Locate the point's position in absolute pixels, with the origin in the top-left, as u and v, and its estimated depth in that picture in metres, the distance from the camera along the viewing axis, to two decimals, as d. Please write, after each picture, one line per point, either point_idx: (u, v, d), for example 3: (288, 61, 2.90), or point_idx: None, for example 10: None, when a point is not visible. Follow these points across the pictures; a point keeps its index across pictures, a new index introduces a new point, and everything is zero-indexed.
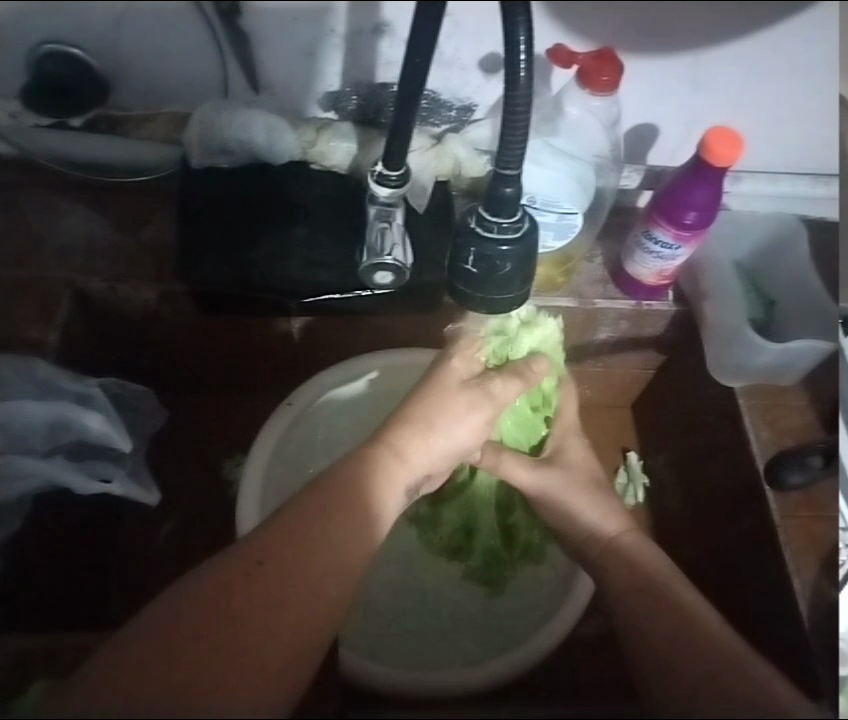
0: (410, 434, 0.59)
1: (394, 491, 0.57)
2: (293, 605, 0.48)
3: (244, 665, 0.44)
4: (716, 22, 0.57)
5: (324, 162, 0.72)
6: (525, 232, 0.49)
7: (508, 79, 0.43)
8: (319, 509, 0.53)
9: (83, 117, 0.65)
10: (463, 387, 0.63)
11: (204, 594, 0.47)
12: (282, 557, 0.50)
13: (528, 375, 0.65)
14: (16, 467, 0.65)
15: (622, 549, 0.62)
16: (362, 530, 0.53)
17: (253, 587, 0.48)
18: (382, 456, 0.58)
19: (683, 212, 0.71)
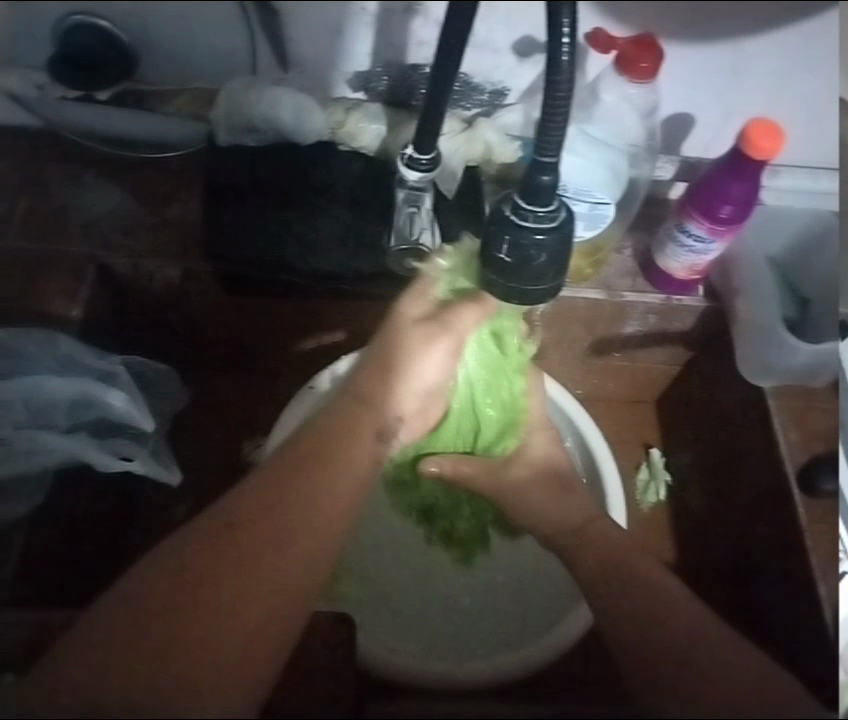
0: (377, 381, 0.59)
1: (368, 437, 0.55)
2: (274, 556, 0.47)
3: (212, 641, 0.43)
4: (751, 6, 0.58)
5: (352, 142, 0.69)
6: (562, 222, 0.47)
7: (549, 63, 0.42)
8: (279, 475, 0.51)
9: (110, 91, 0.65)
10: (421, 323, 0.61)
11: (167, 568, 0.45)
12: (252, 516, 0.48)
13: (488, 303, 0.61)
14: (41, 443, 0.62)
15: (591, 536, 0.60)
16: (342, 475, 0.52)
17: (225, 549, 0.46)
18: (346, 408, 0.56)
19: (718, 204, 0.69)
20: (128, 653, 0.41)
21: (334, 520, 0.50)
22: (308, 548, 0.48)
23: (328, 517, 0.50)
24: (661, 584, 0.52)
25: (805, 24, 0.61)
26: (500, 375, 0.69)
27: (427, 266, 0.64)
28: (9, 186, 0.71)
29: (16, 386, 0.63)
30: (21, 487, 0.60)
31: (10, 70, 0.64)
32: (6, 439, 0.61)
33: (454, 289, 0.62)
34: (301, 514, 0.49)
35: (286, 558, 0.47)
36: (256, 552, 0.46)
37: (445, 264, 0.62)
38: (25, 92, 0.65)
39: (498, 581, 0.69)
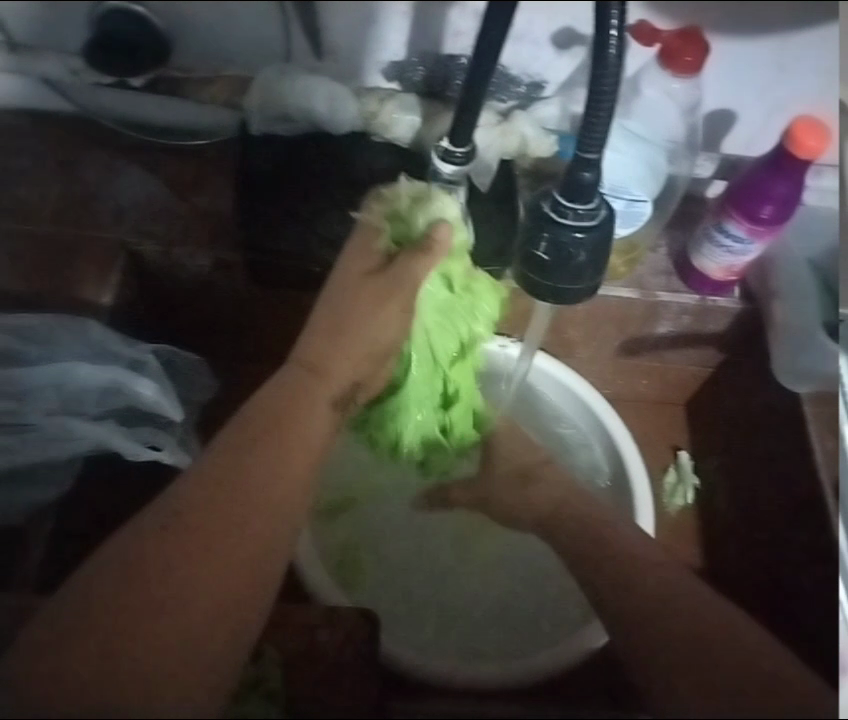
0: (324, 344, 0.63)
1: (319, 404, 0.60)
2: (227, 529, 0.50)
3: (167, 616, 0.44)
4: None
5: (385, 133, 0.68)
6: (603, 220, 0.47)
7: (596, 57, 0.41)
8: (234, 446, 0.55)
9: (143, 78, 0.63)
10: (367, 283, 0.63)
11: (122, 557, 0.47)
12: (203, 498, 0.51)
13: (434, 252, 0.61)
14: (66, 429, 0.61)
15: (556, 518, 0.64)
16: (295, 447, 0.56)
17: (180, 529, 0.49)
18: (301, 376, 0.61)
19: (759, 204, 0.68)
20: (99, 646, 0.42)
21: (285, 489, 0.54)
22: (260, 512, 0.52)
23: (284, 480, 0.54)
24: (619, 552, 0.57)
25: None
26: (456, 316, 0.66)
27: (372, 215, 0.65)
28: (39, 172, 0.70)
29: (49, 373, 0.65)
30: (49, 473, 0.58)
31: (48, 55, 0.63)
32: (36, 425, 0.62)
33: (400, 240, 0.63)
34: (252, 488, 0.52)
35: (241, 526, 0.50)
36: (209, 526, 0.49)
37: (387, 209, 0.64)
38: (60, 78, 0.64)
39: (491, 568, 0.63)
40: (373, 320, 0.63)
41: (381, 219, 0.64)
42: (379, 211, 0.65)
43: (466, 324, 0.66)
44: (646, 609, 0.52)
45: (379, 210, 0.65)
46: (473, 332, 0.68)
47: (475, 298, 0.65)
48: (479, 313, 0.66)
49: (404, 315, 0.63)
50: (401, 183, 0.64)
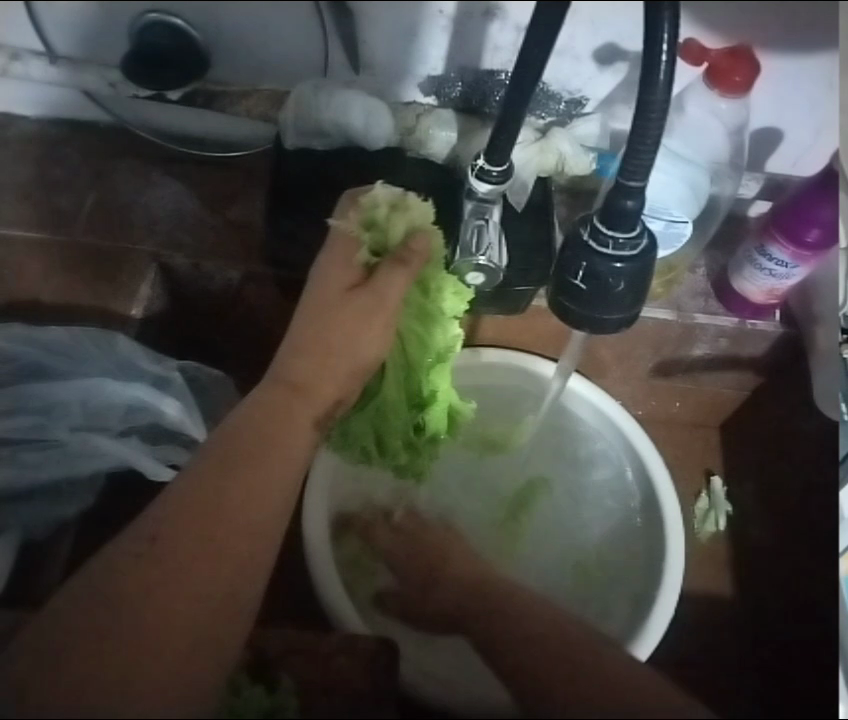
0: (305, 361, 0.57)
1: (303, 425, 0.56)
2: (203, 559, 0.47)
3: (148, 642, 0.43)
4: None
5: (421, 150, 0.69)
6: (644, 250, 0.45)
7: (644, 81, 0.40)
8: (212, 474, 0.50)
9: (181, 91, 0.62)
10: (348, 295, 0.58)
11: (104, 580, 0.45)
12: (179, 522, 0.48)
13: (412, 263, 0.59)
14: (92, 446, 0.62)
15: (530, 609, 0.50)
16: (278, 467, 0.53)
17: (154, 558, 0.46)
18: (281, 396, 0.56)
19: (806, 228, 0.66)
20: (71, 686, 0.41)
21: (264, 511, 0.50)
22: (239, 534, 0.49)
23: (262, 510, 0.50)
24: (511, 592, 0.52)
25: None
26: (432, 323, 0.63)
27: (339, 221, 0.59)
28: (74, 181, 0.71)
29: (77, 389, 0.64)
30: (73, 489, 0.60)
31: (87, 65, 0.61)
32: (61, 441, 0.62)
33: (377, 250, 0.59)
34: (228, 510, 0.49)
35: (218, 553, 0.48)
36: (184, 557, 0.46)
37: (361, 214, 0.59)
38: (98, 88, 0.63)
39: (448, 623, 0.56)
40: (357, 336, 0.58)
41: (358, 229, 0.59)
42: (355, 219, 0.59)
43: (440, 330, 0.64)
44: (543, 670, 0.47)
45: (357, 217, 0.59)
46: (448, 335, 0.66)
47: (444, 302, 0.63)
48: (449, 315, 0.64)
49: (391, 326, 0.59)
50: (377, 188, 0.59)
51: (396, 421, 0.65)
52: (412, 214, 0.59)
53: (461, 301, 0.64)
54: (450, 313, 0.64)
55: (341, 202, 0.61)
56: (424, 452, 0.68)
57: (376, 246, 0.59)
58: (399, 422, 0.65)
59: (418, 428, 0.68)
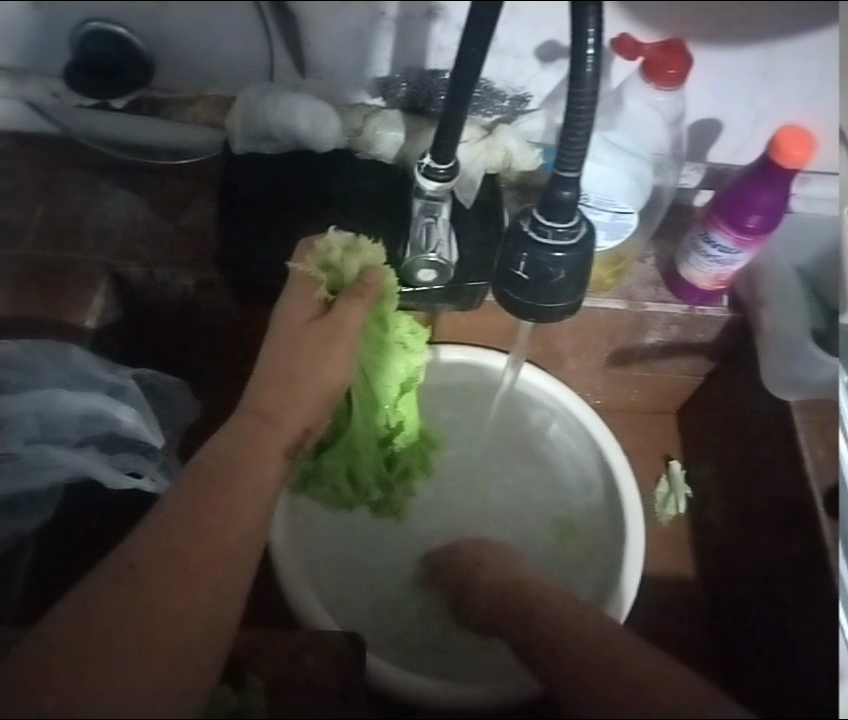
0: (273, 390, 0.57)
1: (271, 457, 0.54)
2: (183, 575, 0.45)
3: (134, 653, 0.42)
4: (788, 13, 0.56)
5: (369, 151, 0.70)
6: (582, 239, 0.46)
7: (572, 77, 0.40)
8: (186, 504, 0.49)
9: (126, 100, 0.65)
10: (310, 327, 0.59)
11: (80, 604, 0.43)
12: (158, 546, 0.46)
13: (368, 295, 0.61)
14: (49, 457, 0.60)
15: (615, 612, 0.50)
16: (245, 498, 0.51)
17: (134, 581, 0.44)
18: (249, 424, 0.55)
19: (745, 214, 0.67)
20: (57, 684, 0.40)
21: (242, 536, 0.49)
22: (216, 557, 0.47)
23: (238, 537, 0.49)
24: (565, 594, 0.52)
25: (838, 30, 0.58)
26: (391, 354, 0.66)
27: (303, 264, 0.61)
28: (22, 193, 0.70)
29: (26, 402, 0.61)
30: (31, 501, 0.60)
31: (27, 78, 0.63)
32: (14, 454, 0.59)
33: (335, 288, 0.62)
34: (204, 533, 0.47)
35: (200, 574, 0.46)
36: (162, 583, 0.44)
37: (315, 260, 0.61)
38: (41, 100, 0.65)
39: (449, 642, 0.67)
40: (320, 365, 0.58)
41: (317, 271, 0.61)
42: (312, 262, 0.61)
43: (400, 361, 0.68)
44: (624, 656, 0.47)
45: (313, 260, 0.61)
46: (411, 366, 0.70)
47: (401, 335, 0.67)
48: (409, 350, 0.69)
49: (354, 353, 0.60)
50: (330, 232, 0.62)
51: (366, 457, 0.68)
52: (365, 255, 0.62)
53: (419, 339, 0.69)
54: (410, 348, 0.69)
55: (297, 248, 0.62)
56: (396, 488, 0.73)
57: (335, 288, 0.62)
58: (369, 458, 0.69)
59: (389, 463, 0.74)
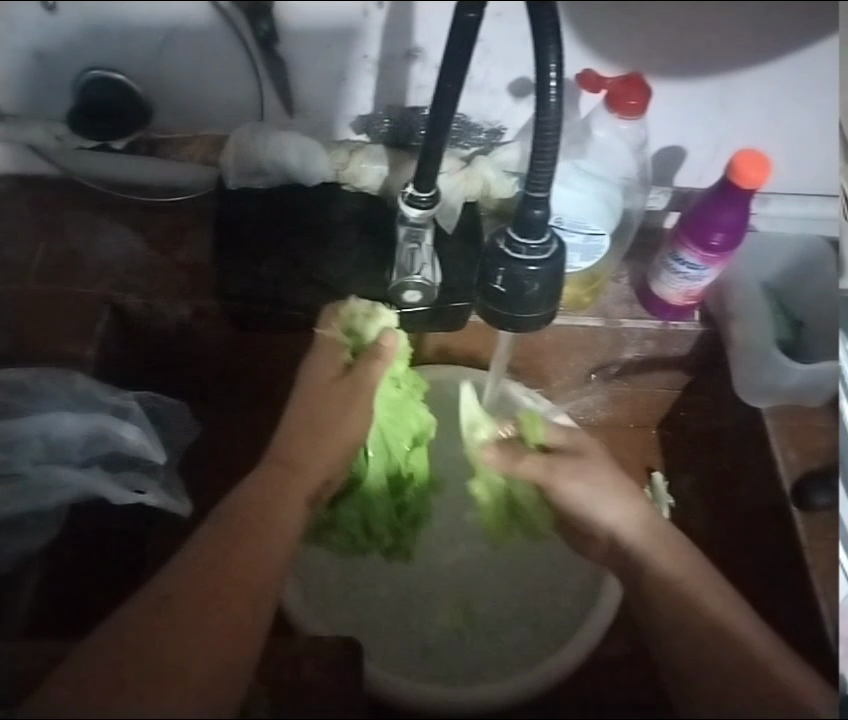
0: (302, 440, 0.66)
1: (295, 501, 0.63)
2: (216, 600, 0.53)
3: (156, 682, 0.48)
4: (745, 44, 0.60)
5: (356, 183, 0.75)
6: (554, 255, 0.51)
7: (539, 106, 0.45)
8: (225, 533, 0.58)
9: (126, 140, 0.67)
10: (331, 386, 0.69)
11: (122, 629, 0.51)
12: (200, 568, 0.55)
13: (385, 355, 0.69)
14: (57, 476, 0.67)
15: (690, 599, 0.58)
16: (274, 536, 0.59)
17: (174, 605, 0.52)
18: (278, 470, 0.64)
19: (707, 233, 0.73)
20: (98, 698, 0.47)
21: (267, 571, 0.57)
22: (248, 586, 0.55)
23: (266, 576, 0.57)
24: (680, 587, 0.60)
25: (791, 56, 0.60)
26: (403, 406, 0.74)
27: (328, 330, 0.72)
28: None
29: (34, 424, 0.70)
30: (39, 520, 0.63)
31: (35, 122, 0.66)
32: (24, 474, 0.68)
33: (357, 351, 0.71)
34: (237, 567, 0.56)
35: (228, 605, 0.53)
36: (190, 617, 0.52)
37: (343, 325, 0.71)
38: (45, 143, 0.67)
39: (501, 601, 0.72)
40: (338, 419, 0.68)
41: (341, 335, 0.71)
42: (337, 328, 0.71)
43: (410, 414, 0.75)
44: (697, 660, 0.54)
45: (338, 326, 0.72)
46: (422, 420, 0.76)
47: (408, 389, 0.75)
48: (415, 403, 0.76)
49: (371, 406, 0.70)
50: (353, 301, 0.71)
51: (378, 507, 0.74)
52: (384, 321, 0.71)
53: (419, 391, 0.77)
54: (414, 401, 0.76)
55: (324, 310, 0.73)
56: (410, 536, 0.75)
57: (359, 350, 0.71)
58: (382, 508, 0.74)
59: (401, 511, 0.75)
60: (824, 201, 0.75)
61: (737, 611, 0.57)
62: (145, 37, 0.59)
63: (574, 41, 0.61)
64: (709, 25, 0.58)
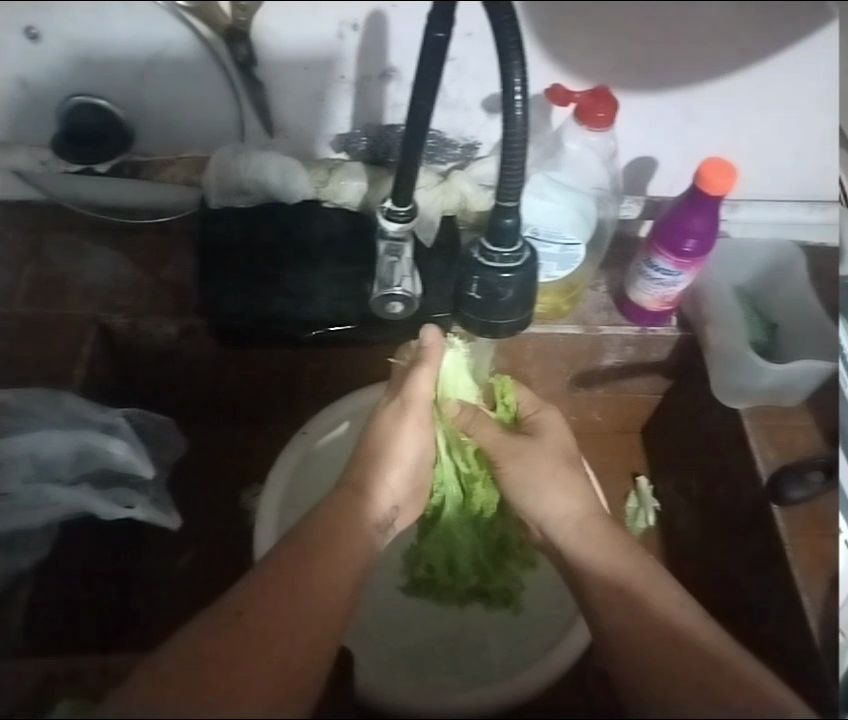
0: (370, 469, 0.67)
1: (364, 525, 0.62)
2: (290, 617, 0.51)
3: (246, 676, 0.46)
4: (704, 62, 0.60)
5: (336, 199, 0.76)
6: (526, 263, 0.53)
7: (506, 120, 0.47)
8: (297, 552, 0.56)
9: (109, 164, 0.70)
10: (396, 411, 0.71)
11: (196, 638, 0.48)
12: (273, 578, 0.54)
13: (431, 358, 0.71)
14: (44, 494, 0.68)
15: (631, 598, 0.57)
16: (346, 555, 0.58)
17: (249, 615, 0.50)
18: (347, 496, 0.64)
19: (681, 239, 0.73)
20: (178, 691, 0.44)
21: (340, 591, 0.55)
22: (318, 606, 0.53)
23: (340, 591, 0.55)
24: (606, 590, 0.60)
25: (757, 65, 0.61)
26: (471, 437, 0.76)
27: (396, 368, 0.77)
28: (16, 258, 0.77)
29: (23, 444, 0.70)
30: (28, 538, 0.65)
31: (19, 150, 0.69)
32: (14, 494, 0.68)
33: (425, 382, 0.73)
34: (312, 588, 0.54)
35: (300, 623, 0.51)
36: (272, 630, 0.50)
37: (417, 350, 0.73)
38: (30, 168, 0.70)
39: (540, 600, 0.75)
40: (398, 442, 0.69)
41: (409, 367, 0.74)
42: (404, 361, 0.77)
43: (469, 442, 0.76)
44: (656, 659, 0.51)
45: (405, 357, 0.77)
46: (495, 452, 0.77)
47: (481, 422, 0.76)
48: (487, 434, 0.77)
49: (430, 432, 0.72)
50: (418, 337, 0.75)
51: (462, 541, 0.76)
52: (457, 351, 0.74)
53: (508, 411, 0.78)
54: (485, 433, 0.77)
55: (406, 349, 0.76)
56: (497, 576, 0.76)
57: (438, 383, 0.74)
58: (465, 542, 0.76)
59: (489, 547, 0.77)
60: (796, 205, 0.77)
61: (694, 619, 0.54)
62: (124, 67, 0.60)
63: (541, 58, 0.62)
64: (675, 44, 0.58)
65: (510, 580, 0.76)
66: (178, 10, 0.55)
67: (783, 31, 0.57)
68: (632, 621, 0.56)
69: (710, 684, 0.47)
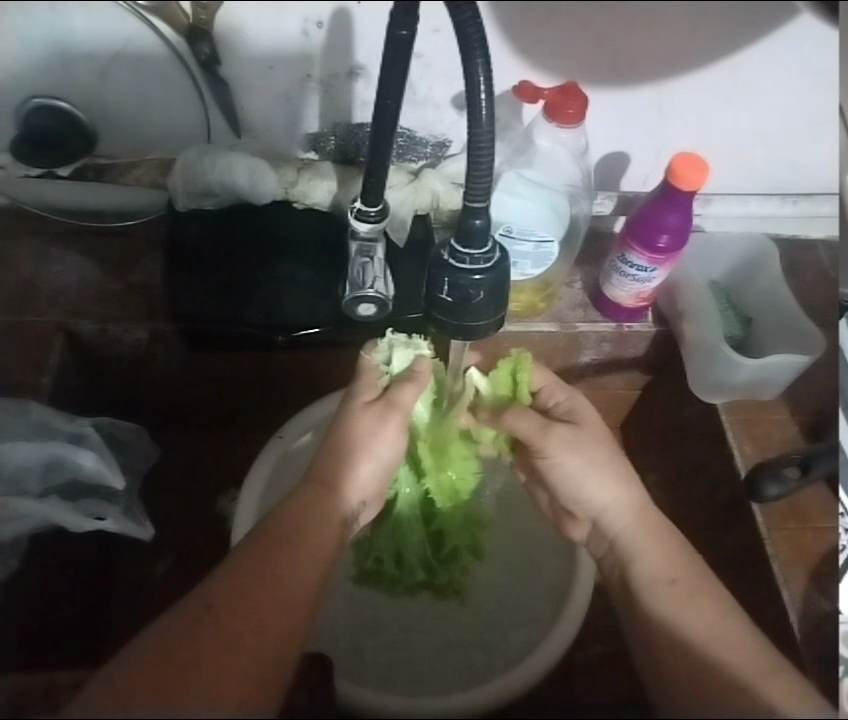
0: (338, 463, 0.64)
1: (332, 519, 0.60)
2: (259, 610, 0.50)
3: (215, 673, 0.45)
4: (669, 61, 0.60)
5: (306, 200, 0.75)
6: (497, 263, 0.53)
7: (471, 118, 0.46)
8: (263, 546, 0.55)
9: (72, 166, 0.67)
10: (366, 406, 0.67)
11: (162, 636, 0.47)
12: (238, 573, 0.52)
13: (419, 378, 0.68)
14: (10, 509, 0.65)
15: (649, 588, 0.56)
16: (313, 553, 0.56)
17: (217, 614, 0.49)
18: (316, 490, 0.62)
19: (656, 235, 0.73)
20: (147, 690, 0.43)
21: (307, 585, 0.54)
22: (285, 602, 0.52)
23: (307, 584, 0.54)
24: (648, 587, 0.57)
25: (718, 65, 0.61)
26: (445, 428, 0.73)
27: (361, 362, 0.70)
28: None
29: None
30: None
31: None
32: None
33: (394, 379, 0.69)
34: (279, 587, 0.52)
35: (269, 619, 0.50)
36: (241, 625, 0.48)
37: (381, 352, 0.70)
38: None
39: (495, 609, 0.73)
40: (370, 440, 0.65)
41: (381, 365, 0.70)
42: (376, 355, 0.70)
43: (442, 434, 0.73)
44: (662, 658, 0.51)
45: (376, 354, 0.70)
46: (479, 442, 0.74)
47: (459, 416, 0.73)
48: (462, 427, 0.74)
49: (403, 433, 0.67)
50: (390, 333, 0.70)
51: (414, 535, 0.74)
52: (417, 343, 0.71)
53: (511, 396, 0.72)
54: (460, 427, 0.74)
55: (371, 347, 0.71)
56: (442, 573, 0.74)
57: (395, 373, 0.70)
58: (416, 538, 0.74)
59: (437, 545, 0.75)
60: (766, 199, 0.78)
61: (719, 621, 0.52)
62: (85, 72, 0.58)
63: (508, 53, 0.62)
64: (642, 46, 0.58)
65: (457, 572, 0.75)
66: (138, 10, 0.54)
67: (743, 34, 0.57)
68: (640, 622, 0.54)
69: (701, 677, 0.48)
